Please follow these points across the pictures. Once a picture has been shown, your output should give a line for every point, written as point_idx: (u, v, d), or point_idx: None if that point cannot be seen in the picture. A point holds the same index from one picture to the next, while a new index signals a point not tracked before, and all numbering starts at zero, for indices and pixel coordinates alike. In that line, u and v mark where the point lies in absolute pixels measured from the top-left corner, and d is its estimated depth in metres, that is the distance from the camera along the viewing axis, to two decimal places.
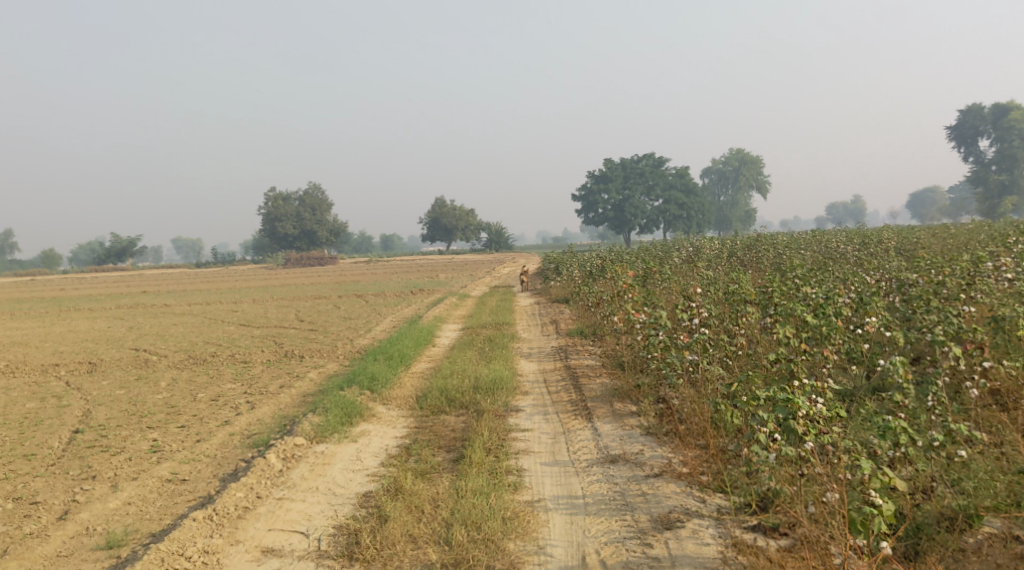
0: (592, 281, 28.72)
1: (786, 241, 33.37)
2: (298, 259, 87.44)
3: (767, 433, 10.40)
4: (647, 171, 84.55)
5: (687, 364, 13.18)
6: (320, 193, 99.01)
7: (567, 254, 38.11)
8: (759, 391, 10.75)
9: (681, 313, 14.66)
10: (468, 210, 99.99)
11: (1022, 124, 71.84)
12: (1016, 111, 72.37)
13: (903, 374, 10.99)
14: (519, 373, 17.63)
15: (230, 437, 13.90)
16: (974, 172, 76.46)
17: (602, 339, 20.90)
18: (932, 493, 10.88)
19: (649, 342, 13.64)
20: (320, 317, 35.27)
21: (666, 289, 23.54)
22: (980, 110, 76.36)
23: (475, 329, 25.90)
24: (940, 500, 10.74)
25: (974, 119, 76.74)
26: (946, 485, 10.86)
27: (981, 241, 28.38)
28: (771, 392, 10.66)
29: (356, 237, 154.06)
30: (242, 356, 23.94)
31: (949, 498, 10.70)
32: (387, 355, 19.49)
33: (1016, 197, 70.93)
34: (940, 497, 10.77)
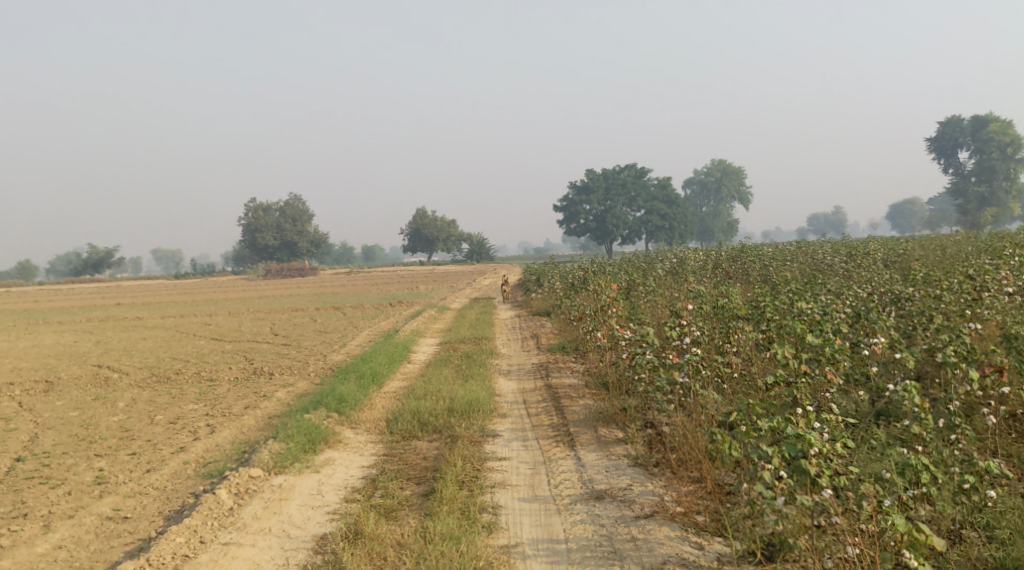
0: (574, 294, 27.84)
1: (772, 252, 32.57)
2: (278, 270, 86.14)
3: (773, 471, 9.58)
4: (629, 182, 83.85)
5: (680, 387, 12.32)
6: (300, 203, 97.89)
7: (549, 265, 37.16)
8: (761, 423, 9.93)
9: (669, 330, 13.79)
10: (449, 220, 99.07)
11: (1001, 136, 71.74)
12: (994, 123, 72.29)
13: (919, 403, 10.19)
14: (498, 392, 16.66)
15: (184, 464, 12.86)
16: (954, 185, 76.29)
17: (585, 354, 19.99)
18: (961, 541, 10.17)
19: (636, 362, 12.78)
20: (295, 331, 34.14)
21: (651, 302, 22.67)
22: (960, 123, 76.13)
23: (452, 344, 24.91)
24: (971, 550, 10.03)
25: (953, 131, 76.56)
26: (977, 534, 10.16)
27: (972, 252, 27.67)
28: (776, 425, 9.85)
29: (337, 248, 152.88)
30: (208, 373, 22.86)
31: (982, 550, 9.99)
32: (359, 373, 18.45)
33: (995, 209, 70.70)
34: (971, 547, 10.07)
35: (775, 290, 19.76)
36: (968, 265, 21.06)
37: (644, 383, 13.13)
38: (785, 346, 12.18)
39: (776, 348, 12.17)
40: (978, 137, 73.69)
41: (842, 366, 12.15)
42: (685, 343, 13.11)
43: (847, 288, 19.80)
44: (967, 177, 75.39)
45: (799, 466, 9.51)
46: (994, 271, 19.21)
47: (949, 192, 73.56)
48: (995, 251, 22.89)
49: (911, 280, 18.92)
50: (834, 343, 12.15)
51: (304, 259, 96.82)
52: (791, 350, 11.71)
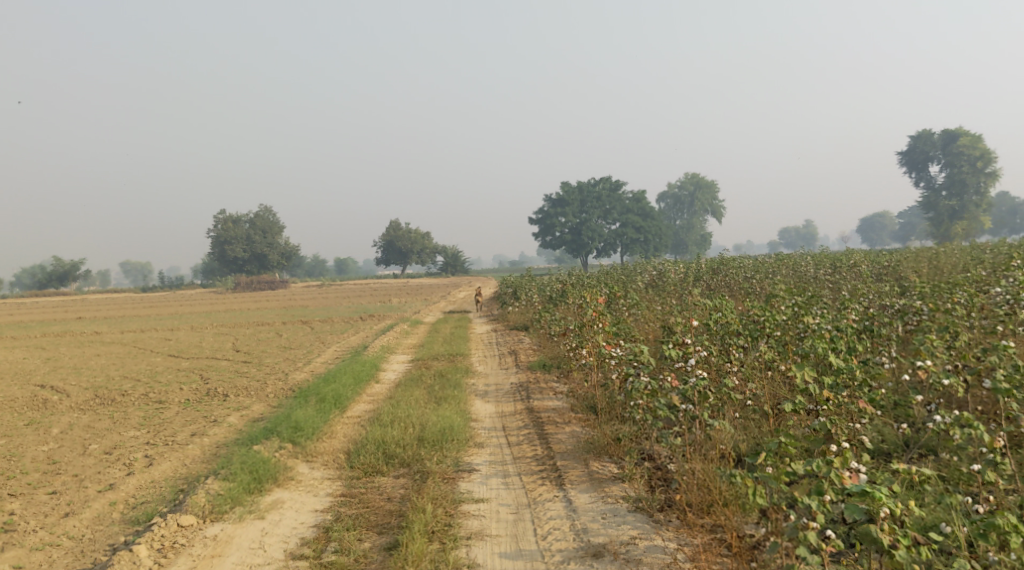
0: (552, 308, 26.28)
1: (754, 264, 31.24)
2: (248, 282, 83.92)
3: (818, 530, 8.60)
4: (604, 195, 82.53)
5: (686, 412, 10.94)
6: (272, 214, 96.14)
7: (525, 278, 35.53)
8: (799, 467, 8.92)
9: (667, 350, 12.31)
10: (422, 233, 97.33)
11: (970, 150, 71.32)
12: (964, 138, 71.95)
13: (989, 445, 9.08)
14: (473, 418, 15.03)
15: (110, 504, 11.21)
16: (924, 199, 75.76)
17: (568, 375, 18.42)
18: None
19: (634, 385, 11.32)
20: (258, 348, 32.28)
21: (636, 317, 21.18)
22: (931, 137, 75.49)
23: (424, 362, 23.21)
24: None
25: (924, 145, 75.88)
26: None
27: (966, 265, 26.35)
28: (818, 470, 8.86)
29: (310, 262, 150.66)
30: (157, 395, 20.97)
31: None
32: (319, 396, 16.72)
33: (964, 222, 70.19)
34: None
35: (768, 299, 18.34)
36: (969, 278, 19.80)
37: (640, 407, 11.63)
38: (804, 365, 10.81)
39: (795, 369, 10.78)
40: (949, 150, 73.10)
41: (873, 391, 10.84)
42: (688, 363, 11.62)
43: (845, 301, 18.48)
44: (939, 192, 74.69)
45: (864, 533, 8.60)
46: (1006, 281, 17.88)
47: (920, 206, 72.95)
48: (999, 264, 21.56)
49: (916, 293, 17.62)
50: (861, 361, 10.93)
51: (275, 272, 94.54)
52: (816, 370, 10.46)
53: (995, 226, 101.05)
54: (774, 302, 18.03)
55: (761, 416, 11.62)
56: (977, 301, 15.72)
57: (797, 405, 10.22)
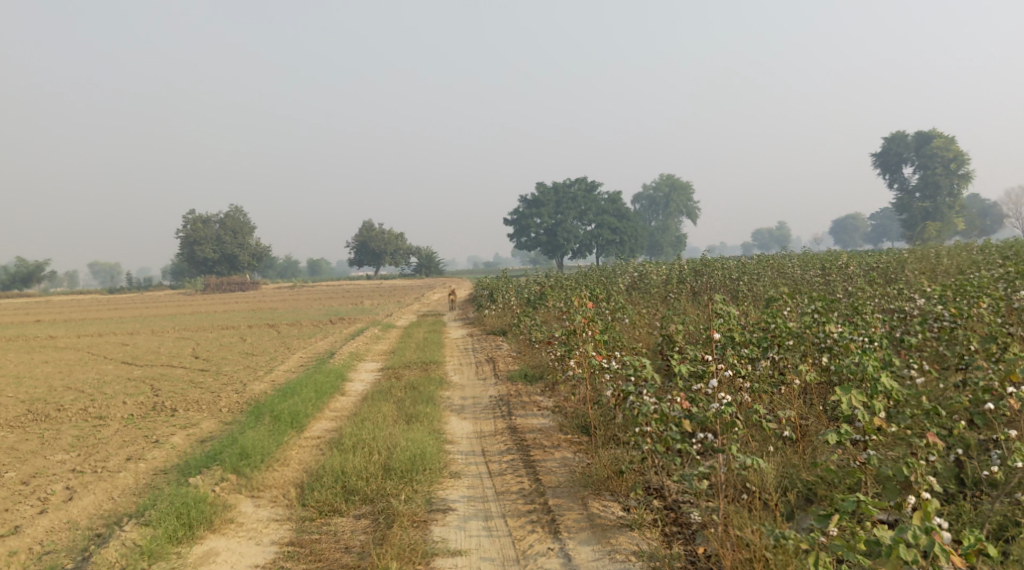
0: (533, 312, 24.53)
1: (739, 264, 29.64)
2: (217, 284, 81.41)
3: None
4: (580, 196, 81.05)
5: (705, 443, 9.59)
6: (242, 215, 93.81)
7: (503, 279, 33.55)
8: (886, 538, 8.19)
9: (679, 366, 10.62)
10: (396, 234, 95.25)
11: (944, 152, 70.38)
12: (938, 139, 70.94)
13: None
14: (449, 438, 13.34)
15: (9, 554, 9.77)
16: (898, 201, 74.84)
17: (553, 388, 16.74)
18: None
19: (641, 411, 9.83)
20: (218, 354, 30.16)
21: (625, 324, 19.49)
22: (903, 138, 74.38)
23: (395, 371, 21.31)
24: None
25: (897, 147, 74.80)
26: None
27: (966, 269, 24.80)
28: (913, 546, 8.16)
29: (282, 263, 147.81)
30: (98, 409, 18.90)
31: None
32: (273, 413, 14.81)
33: (939, 223, 69.32)
34: None
35: (768, 304, 16.76)
36: (978, 281, 18.50)
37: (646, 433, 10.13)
38: (849, 386, 9.48)
39: (841, 392, 9.43)
40: (921, 152, 72.07)
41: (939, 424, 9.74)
42: (710, 381, 10.09)
43: (848, 304, 17.12)
44: (913, 193, 73.76)
45: None
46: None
47: (895, 206, 71.98)
48: (1010, 264, 20.02)
49: (929, 295, 16.15)
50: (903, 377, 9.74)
51: (245, 273, 92.08)
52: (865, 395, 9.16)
53: (966, 227, 100.52)
54: (775, 306, 16.42)
55: (788, 442, 10.34)
56: (997, 310, 14.49)
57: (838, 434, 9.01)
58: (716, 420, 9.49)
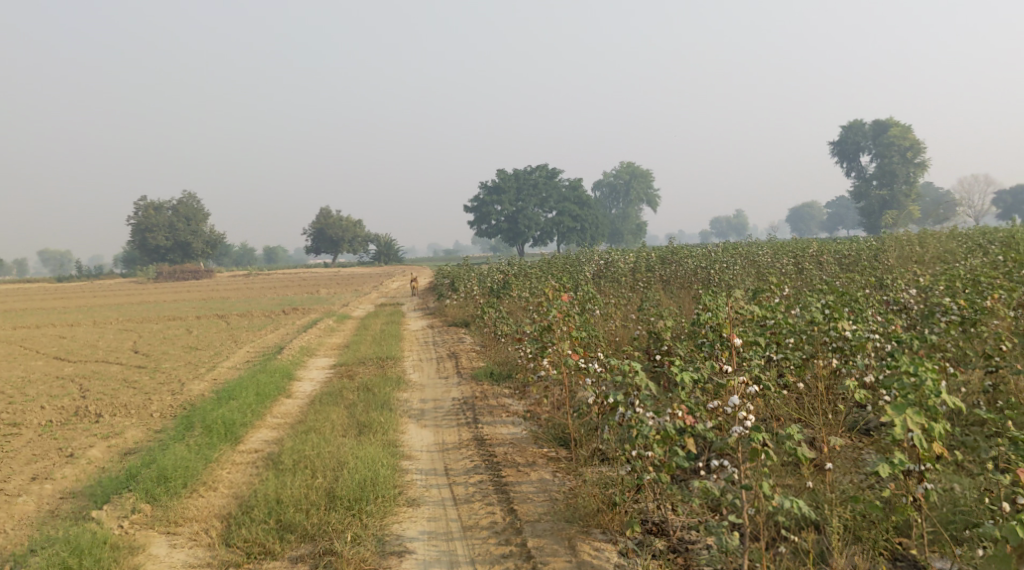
0: (495, 304, 22.81)
1: (709, 252, 28.14)
2: (169, 272, 78.49)
3: None
4: (541, 183, 79.49)
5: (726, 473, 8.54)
6: (195, 202, 90.84)
7: (464, 267, 31.64)
8: None
9: (682, 374, 9.25)
10: (353, 220, 92.77)
11: (901, 141, 69.10)
12: (895, 128, 69.58)
13: None
14: (407, 452, 11.71)
15: None
16: (855, 189, 73.98)
17: (523, 390, 15.14)
18: None
19: (645, 433, 8.65)
20: (159, 349, 27.99)
21: (599, 316, 17.88)
22: (861, 127, 73.64)
23: (348, 369, 19.52)
24: None
25: (855, 136, 73.84)
26: None
27: (948, 256, 23.59)
28: None
29: (238, 250, 144.35)
30: (11, 415, 16.82)
31: None
32: (204, 422, 12.98)
33: (897, 211, 68.60)
34: None
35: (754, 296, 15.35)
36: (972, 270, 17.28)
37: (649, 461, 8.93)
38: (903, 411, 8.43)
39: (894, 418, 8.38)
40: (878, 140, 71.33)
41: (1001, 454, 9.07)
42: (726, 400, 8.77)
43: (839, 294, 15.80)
44: (870, 181, 73.24)
45: None
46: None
47: (852, 195, 71.19)
48: (1002, 252, 18.82)
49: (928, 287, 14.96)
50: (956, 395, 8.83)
51: (198, 261, 89.32)
52: (921, 418, 8.31)
53: (922, 215, 100.21)
54: (763, 299, 15.17)
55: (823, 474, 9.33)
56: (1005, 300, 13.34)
57: (891, 464, 8.31)
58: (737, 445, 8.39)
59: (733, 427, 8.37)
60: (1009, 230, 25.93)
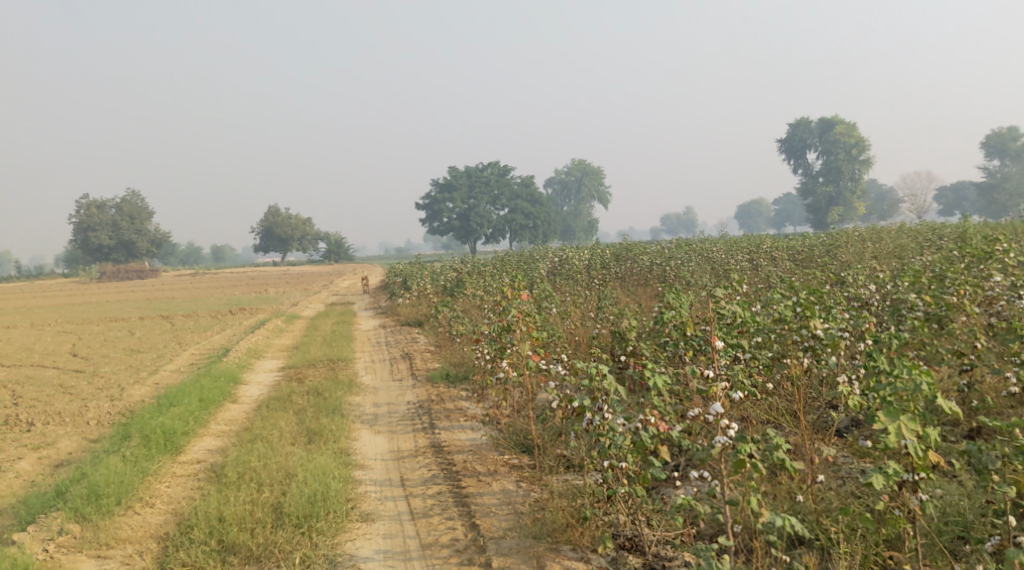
0: (449, 303, 22.22)
1: (664, 248, 27.79)
2: (113, 272, 76.45)
3: None
4: (492, 180, 78.86)
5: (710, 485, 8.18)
6: (139, 199, 88.63)
7: (416, 265, 30.89)
8: None
9: (657, 380, 8.89)
10: (303, 218, 91.28)
11: (847, 138, 69.67)
12: (840, 126, 70.13)
13: None
14: (360, 461, 11.09)
15: None
16: (802, 186, 74.46)
17: (480, 392, 14.57)
18: None
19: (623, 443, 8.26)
20: (99, 352, 26.86)
21: (556, 314, 17.37)
22: (807, 124, 74.15)
23: (297, 371, 18.77)
24: None
25: (802, 133, 74.30)
26: None
27: (903, 251, 23.48)
28: None
29: (185, 250, 141.65)
30: None
31: None
32: (141, 432, 12.19)
33: (844, 208, 69.21)
34: None
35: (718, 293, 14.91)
36: (933, 265, 17.07)
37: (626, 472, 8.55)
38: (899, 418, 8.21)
39: (891, 425, 8.14)
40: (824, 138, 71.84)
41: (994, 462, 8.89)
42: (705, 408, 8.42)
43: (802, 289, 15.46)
44: (817, 178, 73.78)
45: None
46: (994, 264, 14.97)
47: (799, 192, 71.68)
48: (960, 246, 18.67)
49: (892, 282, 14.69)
50: (946, 400, 8.55)
51: (143, 260, 87.23)
52: (916, 425, 8.11)
53: (868, 212, 101.38)
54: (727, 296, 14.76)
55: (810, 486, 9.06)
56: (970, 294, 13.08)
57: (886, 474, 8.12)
58: (718, 455, 8.03)
59: (715, 436, 8.01)
60: (960, 224, 25.93)
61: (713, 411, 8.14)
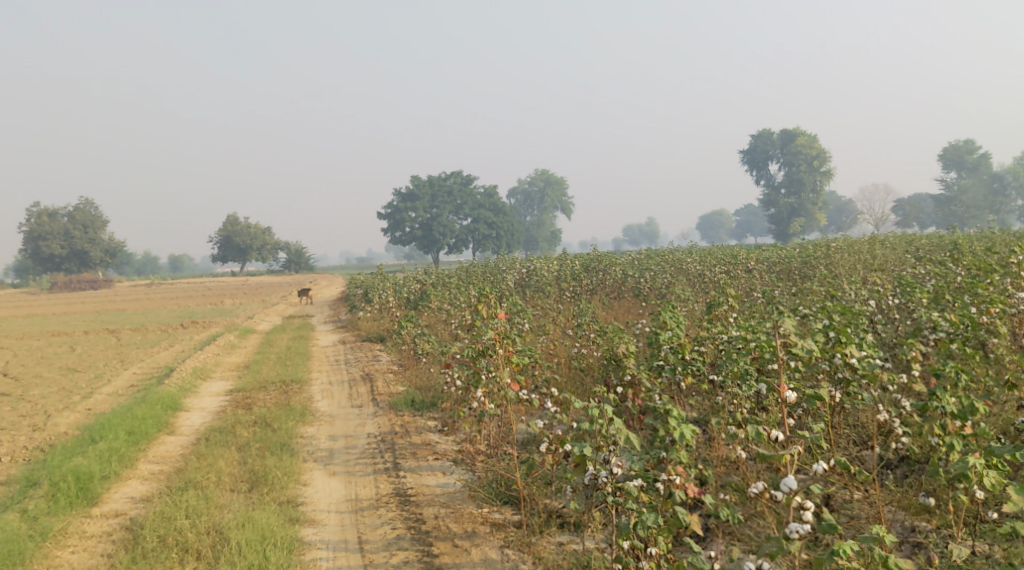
0: (410, 321, 20.43)
1: (636, 259, 26.22)
2: (65, 282, 73.51)
3: None
4: (454, 190, 77.00)
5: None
6: (93, 208, 85.62)
7: (378, 276, 29.04)
8: None
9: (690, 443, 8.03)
10: (262, 227, 88.76)
11: (809, 150, 68.82)
12: (803, 137, 69.37)
13: None
14: (313, 515, 9.37)
15: None
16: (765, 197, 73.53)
17: (451, 423, 12.86)
18: None
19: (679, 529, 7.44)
20: (33, 371, 24.66)
21: (532, 332, 15.70)
22: (770, 136, 73.25)
23: (246, 395, 16.89)
24: None
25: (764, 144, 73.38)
26: None
27: (891, 262, 22.10)
28: None
29: (142, 260, 138.28)
30: None
31: None
32: (50, 479, 10.30)
33: (806, 220, 68.56)
34: None
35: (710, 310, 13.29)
36: (938, 276, 15.66)
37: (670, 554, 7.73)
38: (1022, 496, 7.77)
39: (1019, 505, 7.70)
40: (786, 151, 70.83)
41: None
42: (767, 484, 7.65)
43: (806, 300, 13.92)
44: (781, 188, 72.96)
45: None
46: (1012, 276, 13.61)
47: (763, 204, 70.77)
48: (959, 256, 17.33)
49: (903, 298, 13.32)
50: None
51: (98, 270, 84.28)
52: None
53: (827, 225, 101.05)
54: (721, 314, 13.16)
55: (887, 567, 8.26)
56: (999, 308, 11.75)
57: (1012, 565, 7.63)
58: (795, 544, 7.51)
59: (792, 524, 7.43)
60: (944, 238, 24.68)
61: (783, 491, 7.56)
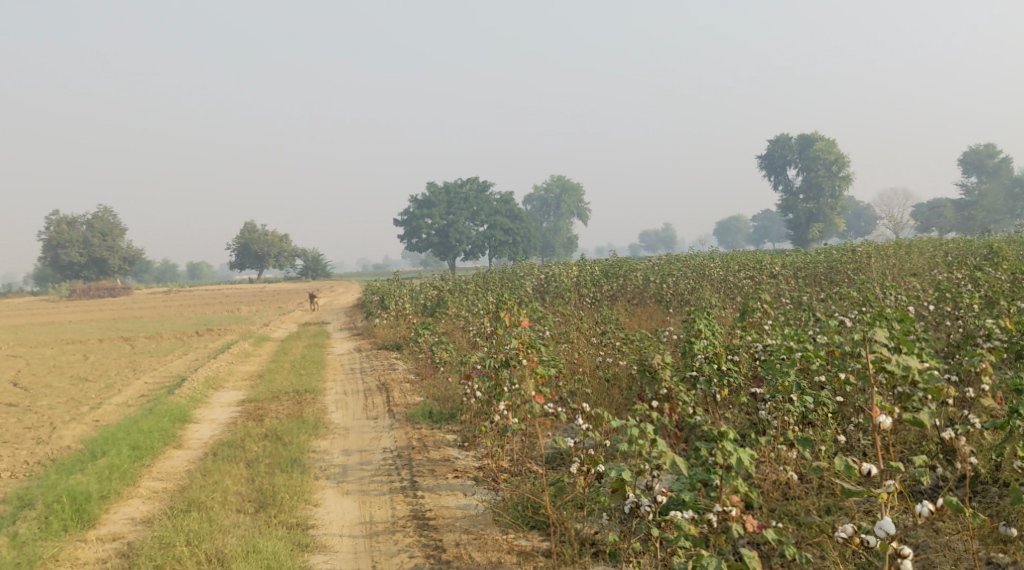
0: (426, 329, 19.77)
1: (658, 264, 25.47)
2: (82, 290, 73.28)
3: None
4: (471, 197, 76.34)
5: None
6: (111, 215, 85.45)
7: (394, 283, 28.36)
8: None
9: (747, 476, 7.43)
10: (279, 234, 88.39)
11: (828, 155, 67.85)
12: (821, 142, 68.51)
13: None
14: (325, 539, 8.81)
15: None
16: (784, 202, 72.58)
17: (471, 436, 12.19)
18: None
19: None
20: (43, 382, 24.07)
21: (554, 340, 15.00)
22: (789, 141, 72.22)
23: (258, 406, 16.23)
24: None
25: (782, 149, 72.44)
26: None
27: (921, 266, 21.31)
28: None
29: (160, 267, 138.32)
30: None
31: None
32: (45, 500, 9.67)
33: (826, 225, 67.62)
34: None
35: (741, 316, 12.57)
36: (977, 279, 14.89)
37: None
38: None
39: None
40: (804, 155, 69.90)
41: None
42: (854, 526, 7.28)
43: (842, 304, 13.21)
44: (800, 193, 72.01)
45: None
46: None
47: (782, 209, 69.81)
48: (996, 260, 16.58)
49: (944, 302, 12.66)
50: None
51: (116, 277, 84.06)
52: None
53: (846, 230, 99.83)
54: (754, 320, 12.46)
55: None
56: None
57: None
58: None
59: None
60: (974, 242, 23.86)
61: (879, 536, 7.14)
